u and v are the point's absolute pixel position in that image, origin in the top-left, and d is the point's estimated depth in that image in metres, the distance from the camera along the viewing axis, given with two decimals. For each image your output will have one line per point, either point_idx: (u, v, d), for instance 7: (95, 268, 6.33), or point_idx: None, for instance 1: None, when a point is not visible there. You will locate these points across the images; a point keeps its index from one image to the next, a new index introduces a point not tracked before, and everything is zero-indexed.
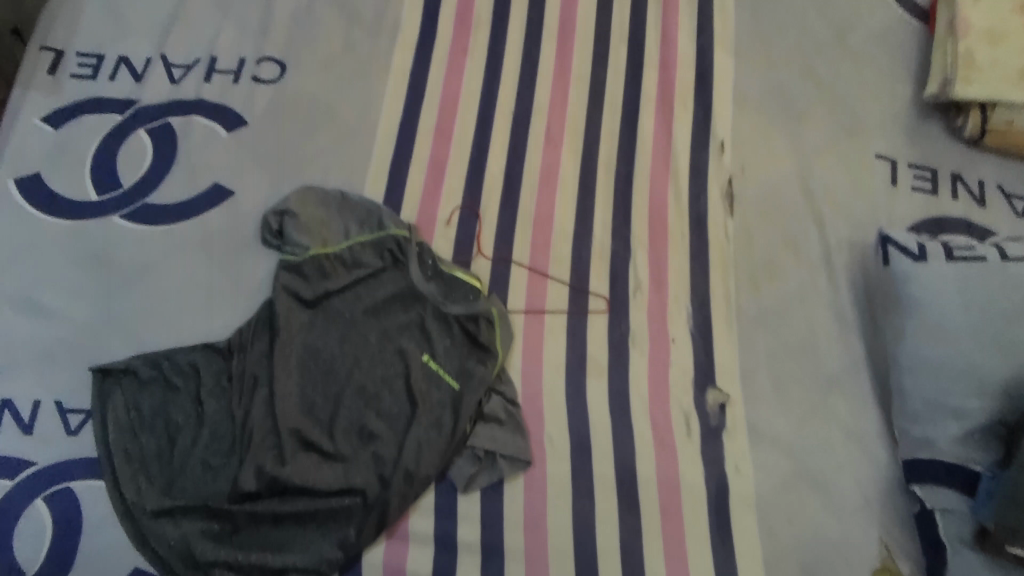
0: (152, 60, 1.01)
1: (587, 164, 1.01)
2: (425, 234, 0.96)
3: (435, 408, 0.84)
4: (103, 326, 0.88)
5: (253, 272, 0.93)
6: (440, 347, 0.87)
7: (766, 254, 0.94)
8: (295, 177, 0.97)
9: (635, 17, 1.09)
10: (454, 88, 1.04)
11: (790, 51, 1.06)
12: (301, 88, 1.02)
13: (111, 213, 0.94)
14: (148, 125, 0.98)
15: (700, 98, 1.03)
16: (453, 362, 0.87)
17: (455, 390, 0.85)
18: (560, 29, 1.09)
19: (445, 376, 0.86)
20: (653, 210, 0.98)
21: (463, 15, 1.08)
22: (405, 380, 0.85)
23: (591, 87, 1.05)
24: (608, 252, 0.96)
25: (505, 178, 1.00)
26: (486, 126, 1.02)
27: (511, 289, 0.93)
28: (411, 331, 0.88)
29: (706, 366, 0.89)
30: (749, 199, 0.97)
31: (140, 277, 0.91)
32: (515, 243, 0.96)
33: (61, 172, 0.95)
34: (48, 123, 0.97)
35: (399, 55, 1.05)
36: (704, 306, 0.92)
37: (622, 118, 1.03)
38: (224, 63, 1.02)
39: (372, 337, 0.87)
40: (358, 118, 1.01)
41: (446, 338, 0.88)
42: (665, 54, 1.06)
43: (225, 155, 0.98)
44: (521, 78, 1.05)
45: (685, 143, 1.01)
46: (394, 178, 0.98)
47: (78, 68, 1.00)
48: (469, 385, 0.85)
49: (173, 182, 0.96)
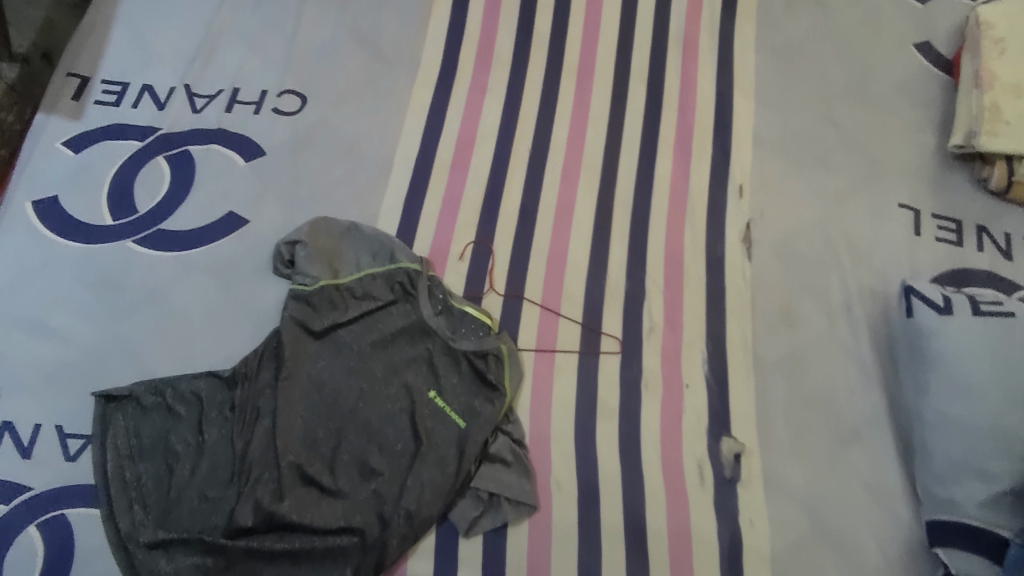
0: (175, 89, 1.03)
1: (603, 203, 1.00)
2: (436, 268, 0.95)
3: (440, 447, 0.81)
4: (110, 350, 0.87)
5: (262, 302, 0.92)
6: (447, 383, 0.86)
7: (785, 300, 0.92)
8: (309, 208, 0.97)
9: (655, 59, 1.09)
10: (472, 124, 1.04)
11: (812, 96, 1.05)
12: (321, 121, 1.03)
13: (125, 238, 0.94)
14: (167, 152, 0.99)
15: (719, 142, 1.03)
16: (460, 400, 0.85)
17: (461, 429, 0.83)
18: (580, 69, 1.09)
19: (451, 414, 0.84)
20: (669, 251, 0.96)
21: (484, 54, 1.09)
22: (410, 417, 0.83)
23: (609, 127, 1.05)
24: (621, 292, 0.94)
25: (520, 215, 0.99)
26: (503, 162, 1.02)
27: (522, 326, 0.92)
28: (418, 367, 0.86)
29: (721, 414, 0.86)
30: (768, 243, 0.95)
31: (150, 302, 0.91)
32: (527, 280, 0.95)
33: (80, 196, 0.96)
34: (70, 147, 0.98)
35: (419, 91, 1.06)
36: (719, 351, 0.89)
37: (639, 159, 1.03)
38: (246, 94, 1.03)
39: (378, 371, 0.85)
40: (376, 152, 1.01)
41: (453, 375, 0.86)
42: (685, 96, 1.06)
43: (242, 185, 0.98)
44: (539, 116, 1.05)
45: (703, 185, 1.00)
46: (409, 211, 0.98)
47: (102, 95, 1.02)
48: (475, 424, 0.83)
49: (188, 209, 0.96)
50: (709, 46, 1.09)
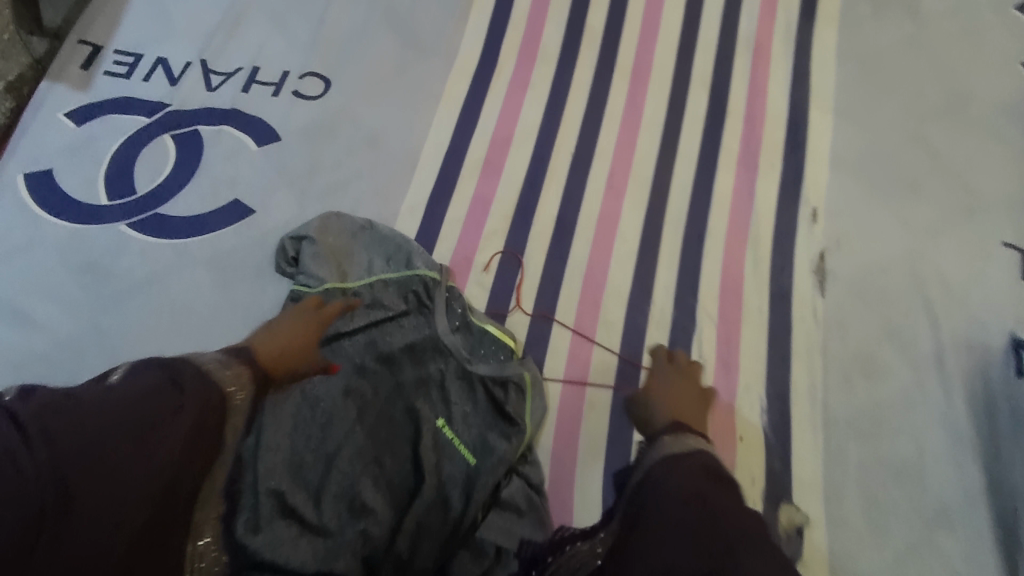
0: (191, 65, 0.94)
1: (652, 218, 0.88)
2: (457, 279, 0.84)
3: (445, 488, 0.70)
4: (86, 343, 0.78)
5: (260, 301, 0.81)
6: (457, 412, 0.74)
7: (861, 345, 0.78)
8: (322, 202, 0.87)
9: (720, 63, 0.97)
10: (509, 122, 0.93)
11: (900, 113, 0.91)
12: (344, 108, 0.93)
13: (118, 220, 0.85)
14: (174, 131, 0.90)
15: (790, 158, 0.90)
16: (471, 433, 0.73)
17: (469, 468, 0.71)
18: (635, 69, 0.98)
19: (459, 448, 0.72)
20: (725, 278, 0.83)
21: (528, 47, 0.99)
22: (414, 449, 0.71)
23: (663, 134, 0.93)
24: (667, 321, 0.81)
25: (557, 226, 0.87)
26: (541, 165, 0.91)
27: (549, 352, 0.80)
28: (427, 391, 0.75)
29: (782, 475, 0.72)
30: (845, 277, 0.82)
31: (136, 293, 0.81)
32: (559, 300, 0.83)
33: (75, 171, 0.87)
34: (72, 119, 0.90)
35: (454, 83, 0.95)
36: (781, 399, 0.76)
37: (697, 171, 0.90)
38: (266, 75, 0.94)
39: (381, 393, 0.74)
40: (401, 145, 0.91)
41: (464, 404, 0.75)
42: (752, 106, 0.94)
43: (252, 171, 0.89)
44: (586, 118, 0.94)
45: (769, 206, 0.87)
46: (432, 213, 0.87)
47: (113, 66, 0.94)
48: (484, 465, 0.71)
49: (190, 194, 0.87)
50: (783, 52, 0.97)
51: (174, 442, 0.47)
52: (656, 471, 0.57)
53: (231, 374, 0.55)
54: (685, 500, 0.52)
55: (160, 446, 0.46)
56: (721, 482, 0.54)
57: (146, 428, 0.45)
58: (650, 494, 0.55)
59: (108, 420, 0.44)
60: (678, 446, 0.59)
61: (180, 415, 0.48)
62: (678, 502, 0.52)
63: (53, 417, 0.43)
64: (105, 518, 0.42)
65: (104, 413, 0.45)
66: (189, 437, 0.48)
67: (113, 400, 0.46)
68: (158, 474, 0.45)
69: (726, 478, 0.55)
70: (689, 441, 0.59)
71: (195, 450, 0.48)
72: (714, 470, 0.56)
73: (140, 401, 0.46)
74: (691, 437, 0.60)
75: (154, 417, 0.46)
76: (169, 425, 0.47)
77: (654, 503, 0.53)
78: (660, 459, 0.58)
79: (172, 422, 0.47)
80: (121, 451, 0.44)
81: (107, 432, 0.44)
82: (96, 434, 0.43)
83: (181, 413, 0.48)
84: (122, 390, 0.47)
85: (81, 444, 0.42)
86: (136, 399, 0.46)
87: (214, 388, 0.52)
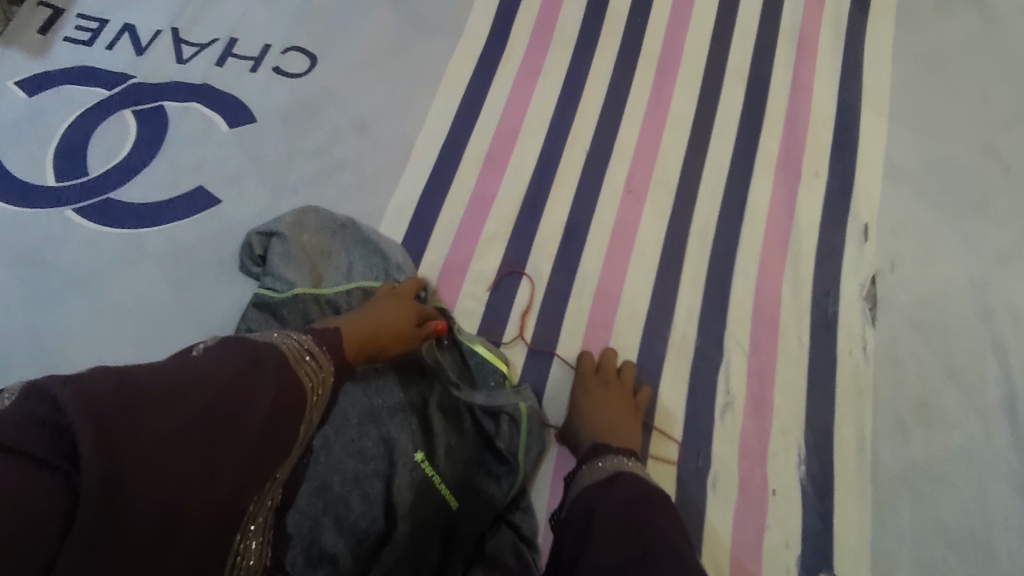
0: (161, 33, 0.84)
1: (676, 227, 0.76)
2: (449, 289, 0.72)
3: (422, 536, 0.59)
4: (16, 344, 0.67)
5: (221, 304, 0.70)
6: (438, 445, 0.63)
7: (918, 386, 0.66)
8: (299, 194, 0.76)
9: (759, 56, 0.86)
10: (517, 113, 0.82)
11: (966, 118, 0.79)
12: (331, 88, 0.82)
13: (65, 204, 0.74)
14: (137, 106, 0.79)
15: (837, 166, 0.79)
16: (456, 471, 0.62)
17: (453, 513, 0.60)
18: (662, 59, 0.86)
19: (441, 490, 0.61)
20: (759, 301, 0.72)
21: (542, 30, 0.88)
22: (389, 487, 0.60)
23: (692, 132, 0.82)
24: (690, 349, 0.70)
25: (566, 232, 0.76)
26: (551, 162, 0.80)
27: (550, 378, 0.69)
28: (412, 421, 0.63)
29: (822, 539, 0.61)
30: (898, 306, 0.70)
31: (80, 289, 0.70)
32: (564, 319, 0.72)
33: (20, 146, 0.77)
34: (24, 88, 0.80)
35: (456, 66, 0.85)
36: (823, 447, 0.65)
37: (729, 176, 0.79)
38: (245, 48, 0.84)
39: (354, 422, 0.61)
40: (392, 133, 0.80)
41: (449, 438, 0.64)
42: (794, 105, 0.83)
43: (221, 155, 0.78)
44: (604, 111, 0.83)
45: (812, 220, 0.76)
46: (424, 211, 0.76)
47: (75, 31, 0.84)
48: (470, 508, 0.61)
49: (148, 178, 0.76)
50: (831, 47, 0.86)
51: (246, 436, 0.38)
52: (582, 501, 0.54)
53: (316, 366, 0.45)
54: (614, 541, 0.50)
55: (229, 438, 0.38)
56: (648, 502, 0.52)
57: (219, 411, 0.37)
58: (579, 536, 0.52)
59: (178, 402, 0.36)
60: (602, 472, 0.56)
61: (256, 407, 0.39)
62: (606, 544, 0.50)
63: (124, 382, 0.35)
64: (156, 516, 0.34)
65: (177, 386, 0.37)
66: (262, 433, 0.39)
67: (184, 374, 0.38)
68: (219, 474, 0.37)
69: (654, 495, 0.53)
70: (606, 465, 0.56)
71: (263, 453, 0.39)
72: (645, 493, 0.53)
73: (217, 382, 0.38)
74: (614, 456, 0.58)
75: (227, 405, 0.38)
76: (240, 414, 0.38)
77: (586, 548, 0.51)
78: (582, 491, 0.56)
79: (244, 417, 0.38)
80: (188, 434, 0.36)
81: (173, 413, 0.36)
82: (162, 409, 0.35)
83: (257, 406, 0.39)
84: (202, 364, 0.39)
85: (147, 423, 0.35)
86: (211, 379, 0.38)
87: (295, 380, 0.42)
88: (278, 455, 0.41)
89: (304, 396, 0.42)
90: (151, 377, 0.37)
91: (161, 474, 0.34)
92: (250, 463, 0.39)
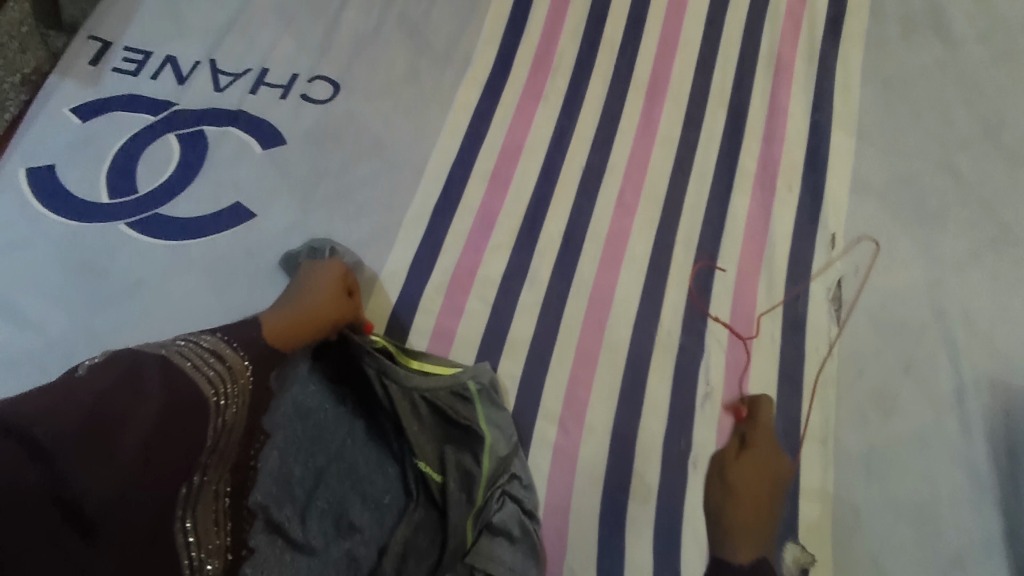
0: (200, 64, 0.93)
1: (663, 237, 0.85)
2: (461, 291, 0.81)
3: (420, 514, 0.68)
4: (77, 343, 0.76)
5: (257, 307, 0.79)
6: (409, 435, 0.70)
7: (879, 379, 0.74)
8: (325, 209, 0.85)
9: (740, 80, 0.94)
10: (519, 134, 0.91)
11: (926, 138, 0.87)
12: (352, 112, 0.91)
13: (117, 219, 0.83)
14: (179, 130, 0.89)
15: (809, 181, 0.87)
16: (429, 452, 0.70)
17: (438, 486, 0.68)
18: (651, 84, 0.95)
19: (426, 470, 0.69)
20: (737, 303, 0.80)
21: (542, 58, 0.97)
22: (371, 478, 0.70)
23: (678, 151, 0.90)
24: (674, 346, 0.78)
25: (564, 242, 0.85)
26: (551, 178, 0.88)
27: (550, 372, 0.77)
28: (376, 418, 0.72)
29: (788, 513, 0.69)
30: (862, 306, 0.79)
31: (132, 294, 0.79)
32: (562, 320, 0.80)
33: (77, 167, 0.86)
34: (77, 115, 0.89)
35: (465, 91, 0.93)
36: (791, 432, 0.74)
37: (711, 190, 0.87)
38: (275, 77, 0.93)
39: (323, 422, 0.71)
40: (408, 152, 0.89)
41: (413, 422, 0.70)
42: (771, 126, 0.91)
43: (255, 174, 0.87)
44: (599, 131, 0.92)
45: (785, 230, 0.84)
46: (436, 222, 0.85)
47: (122, 63, 0.93)
48: (453, 488, 0.68)
49: (191, 195, 0.85)
50: (805, 73, 0.94)
51: (130, 436, 0.47)
52: None
53: (229, 368, 0.56)
54: None
55: (111, 438, 0.46)
56: None
57: (100, 417, 0.46)
58: None
59: (61, 414, 0.45)
60: None
61: (143, 410, 0.48)
62: None
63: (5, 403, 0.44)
64: (41, 513, 0.43)
65: (58, 398, 0.46)
66: (153, 431, 0.48)
67: (69, 391, 0.46)
68: (110, 470, 0.45)
69: None
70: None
71: (158, 439, 0.48)
72: None
73: (94, 392, 0.47)
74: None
75: (108, 411, 0.46)
76: (122, 417, 0.47)
77: None
78: None
79: (125, 417, 0.47)
80: (69, 439, 0.44)
81: (54, 422, 0.44)
82: (42, 421, 0.44)
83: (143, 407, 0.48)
84: (83, 379, 0.48)
85: (26, 432, 0.43)
86: (86, 393, 0.46)
87: (192, 382, 0.52)
88: (182, 440, 0.50)
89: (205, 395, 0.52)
90: (32, 395, 0.46)
91: (42, 475, 0.43)
92: (141, 457, 0.47)
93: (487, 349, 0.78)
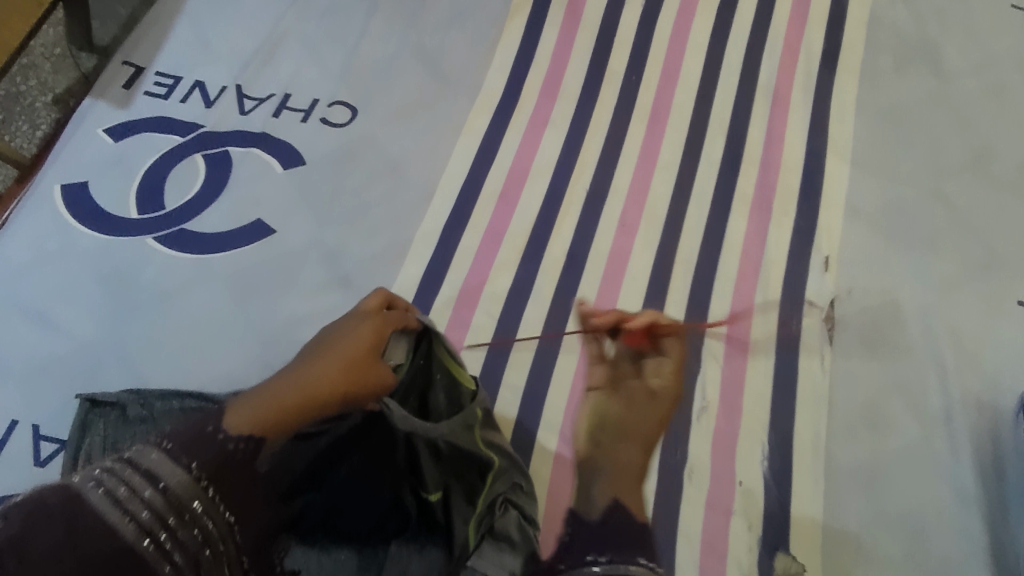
0: (227, 89, 0.99)
1: (662, 256, 0.88)
2: (467, 305, 0.85)
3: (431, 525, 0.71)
4: (105, 348, 0.81)
5: (274, 318, 0.84)
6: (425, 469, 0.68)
7: (869, 396, 0.77)
8: (341, 226, 0.90)
9: (739, 108, 0.99)
10: (527, 157, 0.96)
11: (919, 166, 0.91)
12: (368, 135, 0.96)
13: (145, 233, 0.88)
14: (206, 150, 0.94)
15: (806, 204, 0.90)
16: (437, 478, 0.69)
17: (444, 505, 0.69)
18: (654, 111, 0.99)
19: (434, 491, 0.69)
20: (733, 320, 0.84)
21: (550, 86, 1.01)
22: (376, 494, 0.70)
23: (679, 175, 0.94)
24: None
25: (567, 260, 0.88)
26: (556, 198, 0.93)
27: (552, 383, 0.81)
28: (386, 450, 0.70)
29: (779, 522, 0.72)
30: (855, 326, 0.81)
31: (158, 303, 0.84)
32: (565, 334, 0.84)
33: (108, 185, 0.91)
34: (110, 135, 0.95)
35: (476, 116, 0.98)
36: (784, 446, 0.76)
37: (710, 213, 0.91)
38: (297, 102, 0.98)
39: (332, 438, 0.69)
40: (421, 174, 0.94)
41: (429, 457, 0.68)
42: (769, 152, 0.95)
43: (276, 192, 0.92)
44: (603, 155, 0.96)
45: (781, 250, 0.88)
46: (446, 239, 0.89)
47: (153, 87, 0.99)
48: (458, 503, 0.69)
49: (217, 212, 0.90)
50: (802, 101, 0.98)
51: None
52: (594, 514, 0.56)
53: (167, 496, 0.44)
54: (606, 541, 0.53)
55: None
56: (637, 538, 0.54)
57: None
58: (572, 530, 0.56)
59: None
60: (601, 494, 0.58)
61: None
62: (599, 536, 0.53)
63: None
64: None
65: None
66: None
67: None
68: None
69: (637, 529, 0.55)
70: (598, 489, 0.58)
71: None
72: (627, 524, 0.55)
73: None
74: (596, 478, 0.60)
75: None
76: None
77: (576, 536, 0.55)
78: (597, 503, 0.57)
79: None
80: None
81: None
82: None
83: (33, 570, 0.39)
84: None
85: None
86: None
87: (110, 530, 0.41)
88: None
89: (127, 542, 0.42)
90: None
91: None
92: None
93: (492, 361, 0.82)
